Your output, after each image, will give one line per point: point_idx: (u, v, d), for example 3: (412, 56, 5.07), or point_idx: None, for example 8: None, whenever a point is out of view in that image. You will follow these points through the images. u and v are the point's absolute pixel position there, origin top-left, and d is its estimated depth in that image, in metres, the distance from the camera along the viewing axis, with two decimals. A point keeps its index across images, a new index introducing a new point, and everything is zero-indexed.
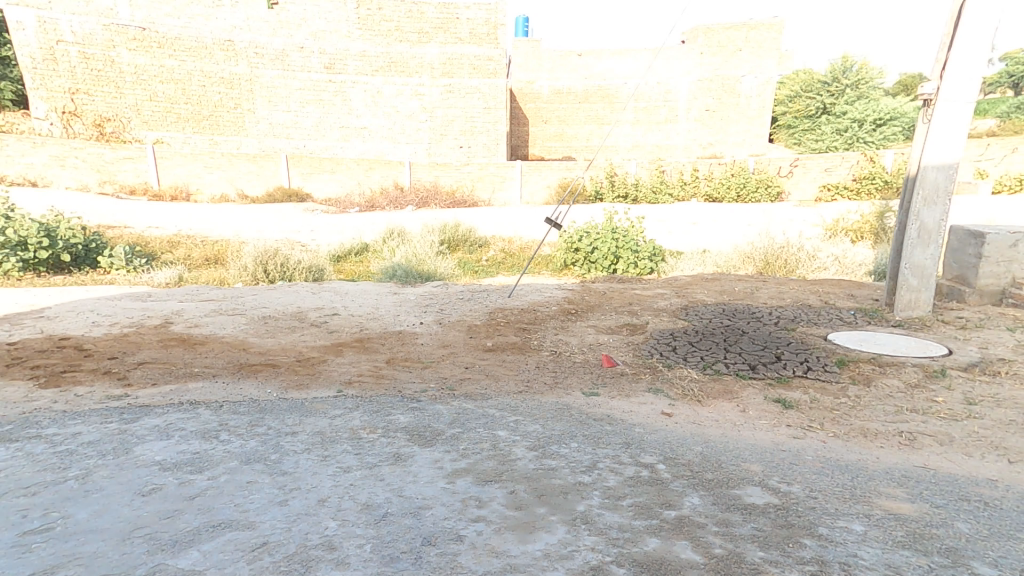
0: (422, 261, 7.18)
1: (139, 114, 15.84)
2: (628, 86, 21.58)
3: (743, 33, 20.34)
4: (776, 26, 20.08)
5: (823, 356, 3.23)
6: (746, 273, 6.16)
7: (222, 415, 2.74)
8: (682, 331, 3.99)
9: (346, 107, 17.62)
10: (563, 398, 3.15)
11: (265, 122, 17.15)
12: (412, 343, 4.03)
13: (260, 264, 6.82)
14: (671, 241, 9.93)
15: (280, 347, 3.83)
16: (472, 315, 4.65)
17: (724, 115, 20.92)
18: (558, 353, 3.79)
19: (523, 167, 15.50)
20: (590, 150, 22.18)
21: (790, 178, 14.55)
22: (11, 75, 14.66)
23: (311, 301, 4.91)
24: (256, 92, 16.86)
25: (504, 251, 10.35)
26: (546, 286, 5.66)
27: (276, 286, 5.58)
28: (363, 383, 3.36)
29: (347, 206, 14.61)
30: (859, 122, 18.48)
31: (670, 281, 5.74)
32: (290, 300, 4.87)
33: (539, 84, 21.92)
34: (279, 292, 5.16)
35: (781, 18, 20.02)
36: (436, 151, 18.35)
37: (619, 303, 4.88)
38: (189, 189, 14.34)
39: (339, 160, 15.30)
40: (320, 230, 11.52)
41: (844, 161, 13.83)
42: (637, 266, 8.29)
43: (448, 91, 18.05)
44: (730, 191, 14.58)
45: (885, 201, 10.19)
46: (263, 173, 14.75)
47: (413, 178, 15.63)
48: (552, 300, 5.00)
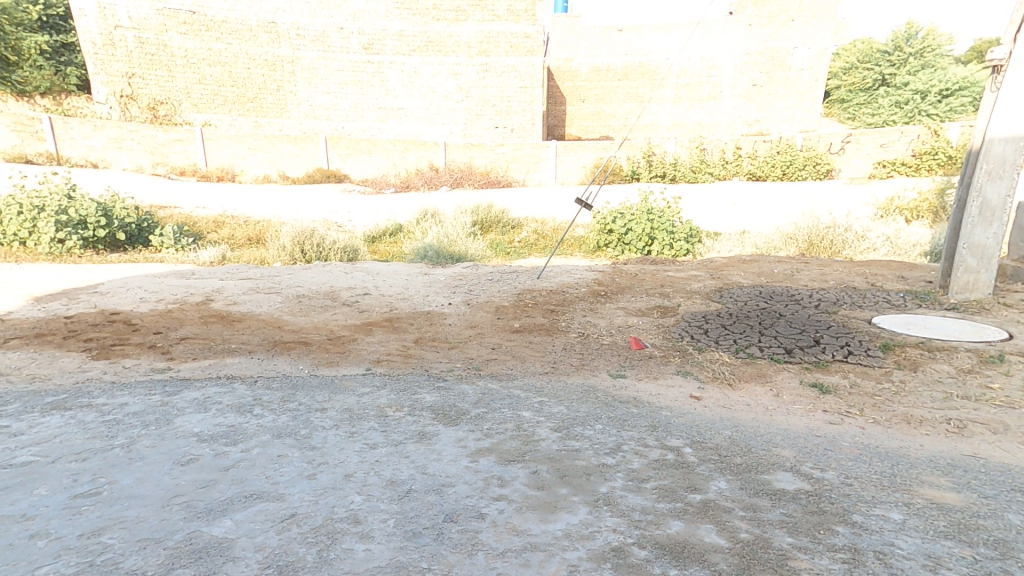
0: (453, 241, 7.22)
1: (189, 97, 16.41)
2: (670, 61, 20.79)
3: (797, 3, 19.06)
4: None
5: (865, 340, 3.05)
6: (787, 254, 5.90)
7: (256, 390, 2.85)
8: (715, 314, 3.87)
9: (384, 88, 17.77)
10: (589, 379, 3.12)
11: (306, 104, 17.49)
12: (440, 324, 4.06)
13: (297, 244, 7.01)
14: (710, 221, 9.61)
15: (312, 325, 3.94)
16: (500, 295, 4.65)
17: (772, 90, 19.95)
18: (585, 335, 3.75)
19: (558, 147, 15.24)
20: (627, 129, 21.60)
21: (841, 155, 13.83)
22: (76, 61, 15.70)
23: (344, 280, 5.02)
24: (298, 74, 17.23)
25: (537, 233, 10.29)
26: (576, 268, 5.59)
27: (311, 265, 5.73)
28: (391, 362, 3.42)
29: (383, 187, 14.85)
30: (921, 94, 17.34)
31: (705, 263, 5.58)
32: (324, 280, 5.00)
33: (577, 62, 21.42)
34: (314, 272, 5.29)
35: None
36: (471, 132, 18.33)
37: (650, 285, 4.77)
38: (234, 171, 14.89)
39: (376, 141, 15.46)
40: (357, 211, 11.73)
41: (903, 136, 12.99)
42: (672, 248, 8.14)
43: (485, 70, 17.89)
44: (775, 169, 14.02)
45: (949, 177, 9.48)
46: (303, 154, 15.11)
47: (448, 159, 15.64)
48: (582, 282, 4.93)
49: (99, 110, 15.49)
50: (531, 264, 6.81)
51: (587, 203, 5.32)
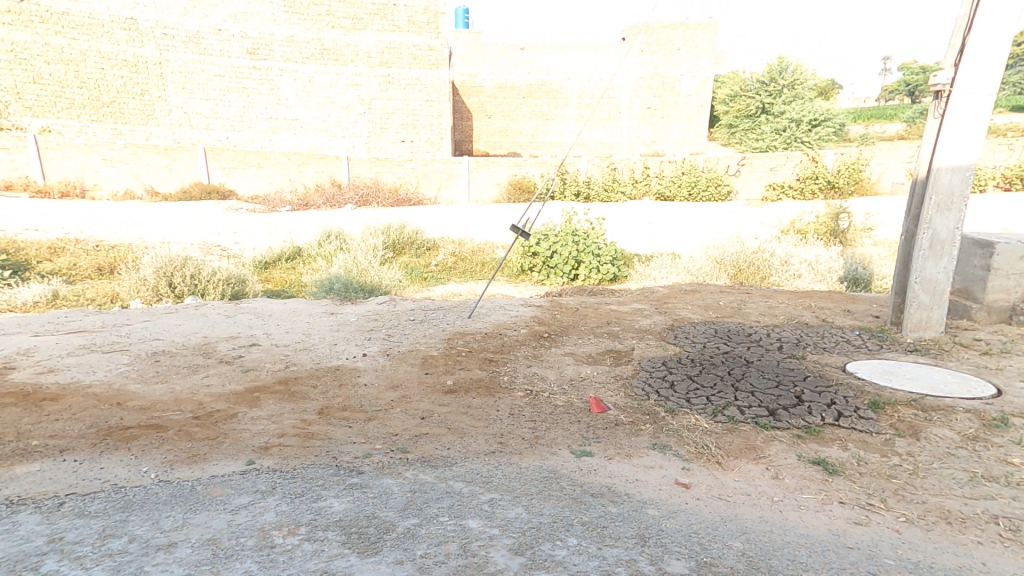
0: (364, 270, 6.28)
1: (20, 97, 13.89)
2: (572, 82, 21.15)
3: (680, 33, 20.51)
4: (712, 27, 20.28)
5: (852, 397, 2.72)
6: (722, 283, 5.71)
7: (58, 522, 1.87)
8: (675, 361, 3.45)
9: (275, 96, 16.21)
10: (548, 460, 2.49)
11: (179, 111, 15.46)
12: (353, 385, 3.23)
13: (162, 276, 5.75)
14: (630, 242, 9.58)
15: (172, 398, 2.92)
16: (426, 342, 3.88)
17: (665, 113, 21.13)
18: (535, 395, 3.14)
19: (470, 163, 14.74)
20: (534, 146, 21.72)
21: (737, 177, 14.41)
22: None
23: (222, 327, 3.97)
24: (167, 77, 15.20)
25: (455, 255, 9.60)
26: (510, 302, 4.97)
27: (178, 306, 4.58)
28: (284, 447, 2.54)
29: (277, 205, 13.35)
30: (796, 122, 18.71)
31: (646, 293, 5.23)
32: (194, 328, 3.91)
33: (482, 78, 21.08)
34: (180, 316, 4.17)
35: (717, 19, 20.16)
36: (375, 145, 17.28)
37: (596, 323, 4.28)
38: (83, 185, 12.80)
39: (266, 154, 13.92)
40: (245, 232, 10.32)
41: (789, 160, 13.80)
42: (598, 272, 7.85)
43: (387, 82, 17.01)
44: (681, 189, 14.43)
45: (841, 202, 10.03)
46: (176, 167, 13.30)
47: (351, 174, 14.46)
48: (520, 321, 4.33)
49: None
50: (455, 297, 6.11)
51: (522, 230, 4.68)
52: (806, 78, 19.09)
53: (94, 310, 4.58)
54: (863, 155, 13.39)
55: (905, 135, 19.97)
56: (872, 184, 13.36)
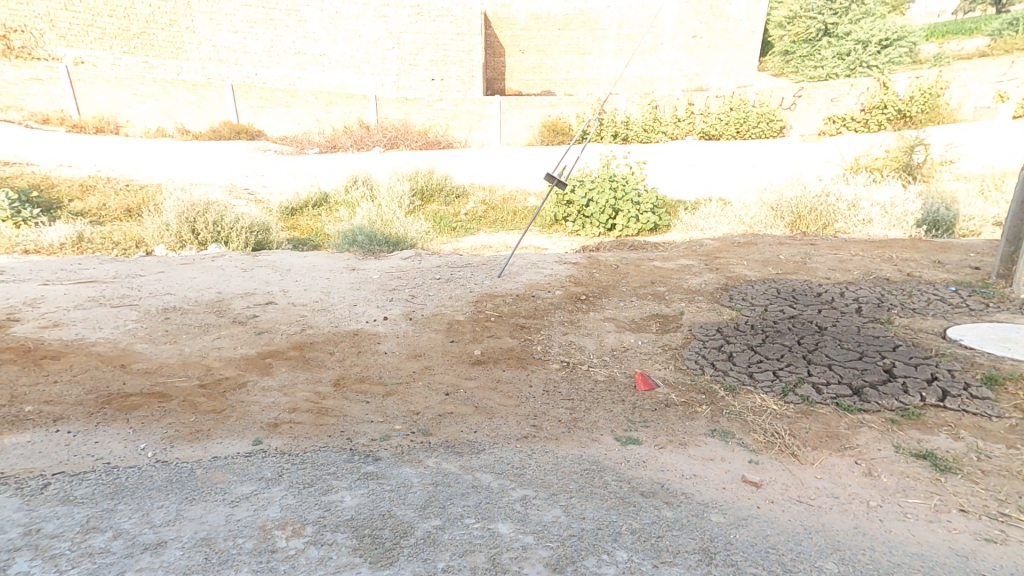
0: (389, 221, 5.90)
1: (54, 27, 14.05)
2: (611, 10, 19.48)
3: None
4: None
5: (958, 371, 2.29)
6: (780, 233, 5.11)
7: (37, 510, 1.55)
8: (732, 328, 3.01)
9: (302, 29, 15.69)
10: (589, 449, 2.16)
11: (208, 44, 15.36)
12: (373, 352, 2.93)
13: (185, 221, 5.53)
14: (672, 186, 8.93)
15: (180, 361, 2.57)
16: (452, 305, 3.55)
17: (712, 42, 19.41)
18: (572, 368, 2.81)
19: (502, 103, 13.88)
20: (569, 84, 20.43)
21: (793, 110, 13.17)
22: None
23: (238, 283, 3.61)
24: (194, 7, 15.02)
25: (486, 204, 9.13)
26: (544, 259, 4.56)
27: (195, 257, 4.27)
28: (294, 424, 2.23)
29: (305, 146, 13.08)
30: (863, 44, 16.52)
31: (694, 247, 4.72)
32: (208, 281, 3.56)
33: (515, 8, 19.73)
34: (195, 268, 3.80)
35: None
36: (404, 84, 16.60)
37: (638, 283, 3.87)
38: (116, 122, 12.65)
39: (294, 92, 13.47)
40: (273, 175, 10.07)
41: (853, 89, 12.44)
42: (638, 221, 7.32)
43: (416, 13, 16.05)
44: (729, 127, 13.24)
45: (923, 134, 8.78)
46: (205, 105, 13.05)
47: (380, 116, 13.97)
48: (554, 281, 3.94)
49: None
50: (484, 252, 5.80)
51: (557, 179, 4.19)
52: None
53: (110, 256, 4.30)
54: (942, 77, 11.98)
55: (986, 52, 17.72)
56: (950, 111, 11.85)
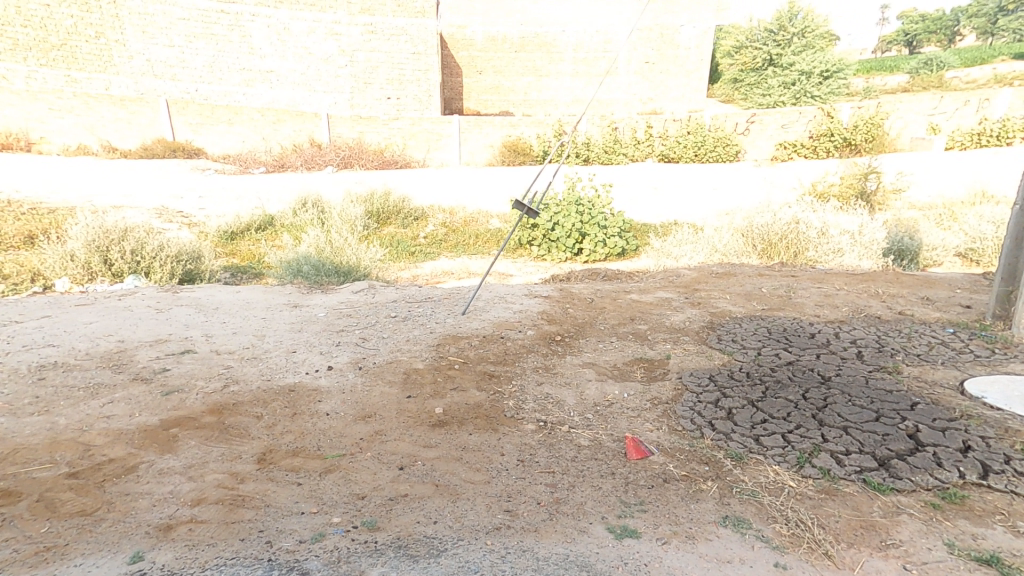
0: (338, 249, 5.35)
1: None
2: (567, 33, 19.77)
3: None
4: None
5: (990, 438, 2.05)
6: (756, 263, 4.94)
7: None
8: (726, 376, 2.69)
9: (246, 45, 15.07)
10: (576, 544, 1.72)
11: (141, 57, 14.62)
12: (311, 413, 2.42)
13: (95, 251, 5.07)
14: (638, 210, 8.79)
15: (48, 440, 2.01)
16: (410, 350, 3.09)
17: (665, 68, 19.95)
18: (550, 430, 2.38)
19: (461, 122, 13.58)
20: (527, 105, 20.49)
21: (747, 135, 13.41)
22: None
23: (148, 328, 3.06)
24: (125, 18, 14.27)
25: (445, 226, 8.74)
26: (512, 291, 4.19)
27: (99, 295, 3.68)
28: (195, 526, 1.69)
29: (250, 164, 12.37)
30: (806, 74, 17.28)
31: (670, 276, 4.47)
32: (106, 327, 2.99)
33: (471, 30, 19.72)
34: (95, 311, 3.23)
35: None
36: (359, 103, 16.09)
37: (616, 319, 3.54)
38: (29, 138, 11.70)
39: (238, 108, 12.76)
40: (212, 197, 9.36)
41: (802, 117, 12.85)
42: (606, 245, 7.10)
43: (370, 31, 15.66)
44: (687, 150, 13.44)
45: (875, 162, 8.95)
46: (136, 121, 12.20)
47: (332, 134, 13.34)
48: (526, 318, 3.57)
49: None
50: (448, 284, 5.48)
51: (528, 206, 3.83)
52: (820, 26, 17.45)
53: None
54: (882, 108, 12.50)
55: (907, 87, 19.23)
56: (891, 140, 12.39)
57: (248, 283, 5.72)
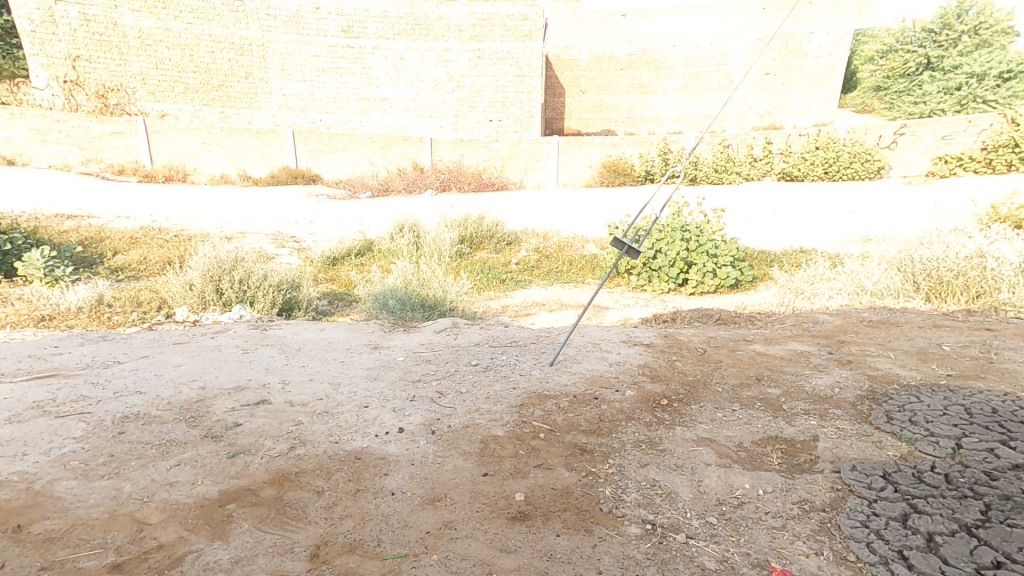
0: (427, 281, 5.26)
1: (145, 84, 15.31)
2: (677, 49, 19.75)
3: None
4: None
5: None
6: (922, 309, 3.99)
7: None
8: (913, 482, 1.97)
9: (366, 76, 16.35)
10: None
11: (279, 93, 16.27)
12: (376, 492, 2.10)
13: (209, 280, 5.34)
14: (753, 236, 8.63)
15: (103, 512, 1.87)
16: (492, 413, 2.73)
17: (787, 78, 19.16)
18: (662, 538, 1.84)
19: (561, 142, 13.31)
20: (631, 122, 20.77)
21: (893, 149, 11.77)
22: (11, 43, 14.32)
23: (230, 372, 3.01)
24: (269, 59, 15.93)
25: (539, 252, 8.41)
26: (610, 338, 3.73)
27: (197, 330, 3.78)
28: None
29: (358, 189, 13.01)
30: (977, 77, 14.55)
31: (803, 322, 3.75)
32: (191, 370, 2.98)
33: (578, 50, 20.53)
34: (188, 351, 3.27)
35: None
36: (462, 126, 16.90)
37: (738, 381, 2.92)
38: (185, 169, 13.22)
39: (352, 136, 13.55)
40: (321, 222, 9.91)
41: (972, 126, 10.85)
42: (715, 276, 6.53)
43: (478, 57, 16.34)
44: (815, 168, 12.10)
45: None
46: (267, 151, 13.35)
47: (435, 157, 13.73)
48: (627, 374, 3.08)
49: (41, 98, 14.54)
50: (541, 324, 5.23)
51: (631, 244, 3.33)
52: (999, 21, 15.06)
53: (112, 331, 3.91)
54: None
55: None
56: None
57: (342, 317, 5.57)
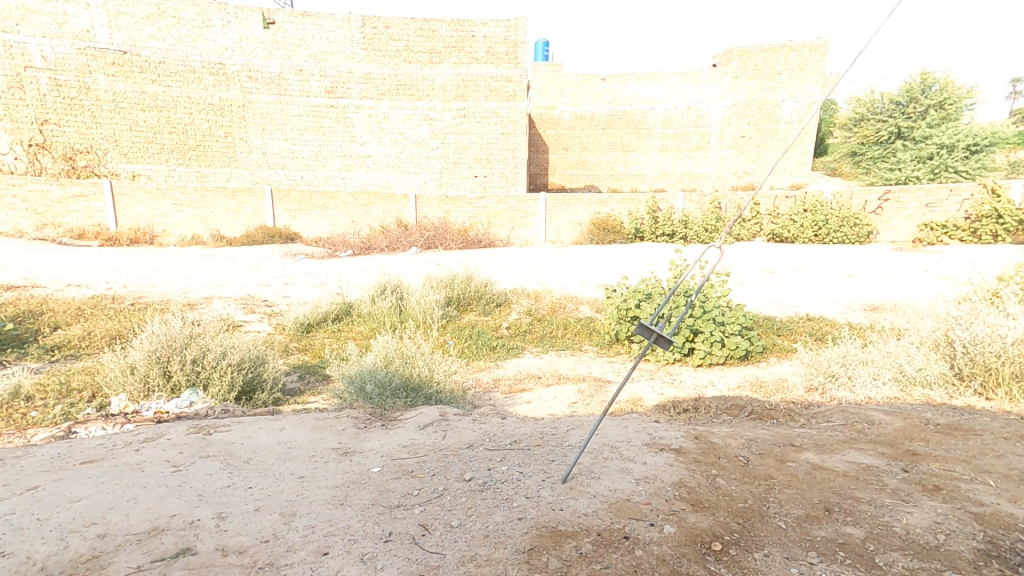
0: (409, 358, 4.64)
1: (117, 145, 15.01)
2: (656, 111, 20.60)
3: (782, 56, 19.27)
4: (820, 48, 18.86)
5: None
6: (982, 407, 3.49)
7: None
8: None
9: (350, 133, 16.42)
10: None
11: (259, 151, 16.12)
12: None
13: (155, 362, 4.64)
14: (754, 299, 8.29)
15: None
16: (492, 567, 2.04)
17: (761, 142, 19.98)
18: None
19: (547, 200, 13.12)
20: (614, 179, 21.41)
21: (879, 215, 11.75)
22: None
23: (148, 510, 2.38)
24: (250, 118, 15.85)
25: (531, 314, 7.88)
26: (629, 439, 3.13)
27: (124, 442, 3.18)
28: None
29: (338, 248, 12.54)
30: (947, 148, 15.16)
31: (853, 424, 3.21)
32: (97, 507, 2.39)
33: (560, 110, 21.23)
34: (101, 480, 2.63)
35: (826, 39, 18.70)
36: (448, 181, 16.91)
37: (802, 513, 2.32)
38: (153, 231, 12.66)
39: (332, 194, 13.21)
40: (297, 283, 9.34)
41: (953, 195, 10.89)
42: (724, 346, 6.00)
43: (462, 115, 16.51)
44: (805, 230, 12.02)
45: None
46: (243, 210, 12.92)
47: (419, 215, 13.42)
48: (661, 498, 2.46)
49: (4, 163, 14.21)
50: (541, 407, 4.61)
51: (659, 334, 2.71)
52: (961, 98, 15.57)
53: (21, 445, 3.26)
54: None
55: None
56: None
57: (313, 396, 5.10)
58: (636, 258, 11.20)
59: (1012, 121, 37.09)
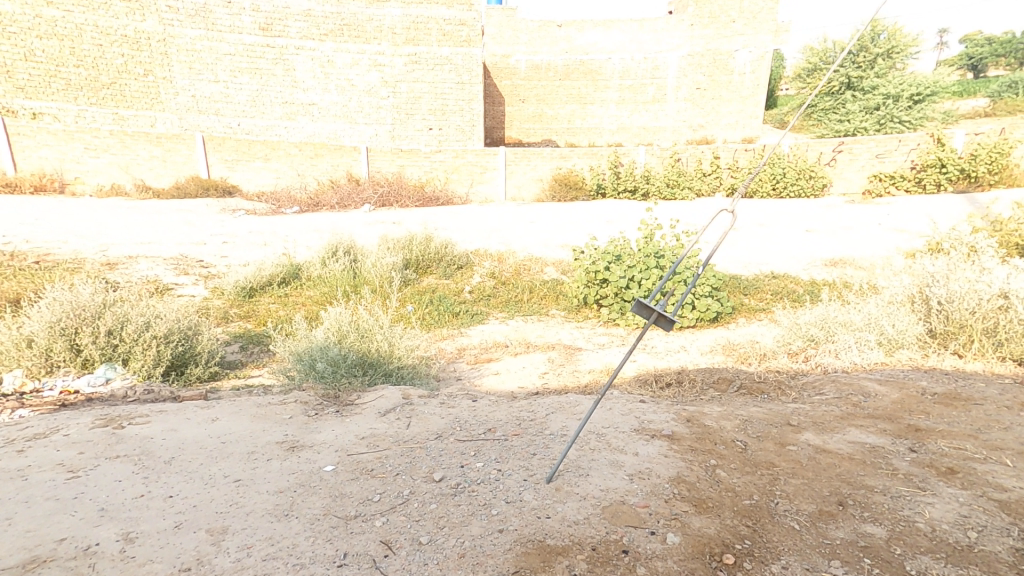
0: (366, 331, 4.15)
1: (12, 78, 13.02)
2: (614, 60, 19.90)
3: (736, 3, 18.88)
4: None
5: None
6: (965, 371, 3.40)
7: None
8: None
9: (290, 78, 14.95)
10: None
11: (186, 94, 14.48)
12: None
13: (60, 334, 3.96)
14: (720, 257, 8.15)
15: None
16: None
17: (716, 94, 19.73)
18: None
19: (507, 154, 12.45)
20: (572, 133, 20.71)
21: (833, 167, 11.74)
22: None
23: (26, 540, 1.87)
24: (172, 55, 14.12)
25: (495, 276, 7.45)
26: (617, 424, 2.82)
27: (10, 442, 2.59)
28: None
29: (282, 203, 11.54)
30: (893, 97, 15.56)
31: (849, 398, 3.02)
32: None
33: (516, 58, 20.15)
34: None
35: None
36: (400, 134, 15.83)
37: (815, 509, 2.08)
38: (63, 177, 11.22)
39: (274, 144, 12.04)
40: (237, 242, 8.47)
41: (902, 144, 11.06)
42: (695, 308, 5.82)
43: (414, 62, 15.35)
44: (763, 184, 11.94)
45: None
46: (171, 158, 11.60)
47: (371, 169, 12.47)
48: (662, 497, 2.16)
49: None
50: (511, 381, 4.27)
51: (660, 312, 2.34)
52: (907, 45, 15.68)
53: None
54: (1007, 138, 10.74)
55: None
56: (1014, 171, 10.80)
57: (256, 371, 4.56)
58: (601, 216, 10.88)
59: (944, 74, 38.60)
